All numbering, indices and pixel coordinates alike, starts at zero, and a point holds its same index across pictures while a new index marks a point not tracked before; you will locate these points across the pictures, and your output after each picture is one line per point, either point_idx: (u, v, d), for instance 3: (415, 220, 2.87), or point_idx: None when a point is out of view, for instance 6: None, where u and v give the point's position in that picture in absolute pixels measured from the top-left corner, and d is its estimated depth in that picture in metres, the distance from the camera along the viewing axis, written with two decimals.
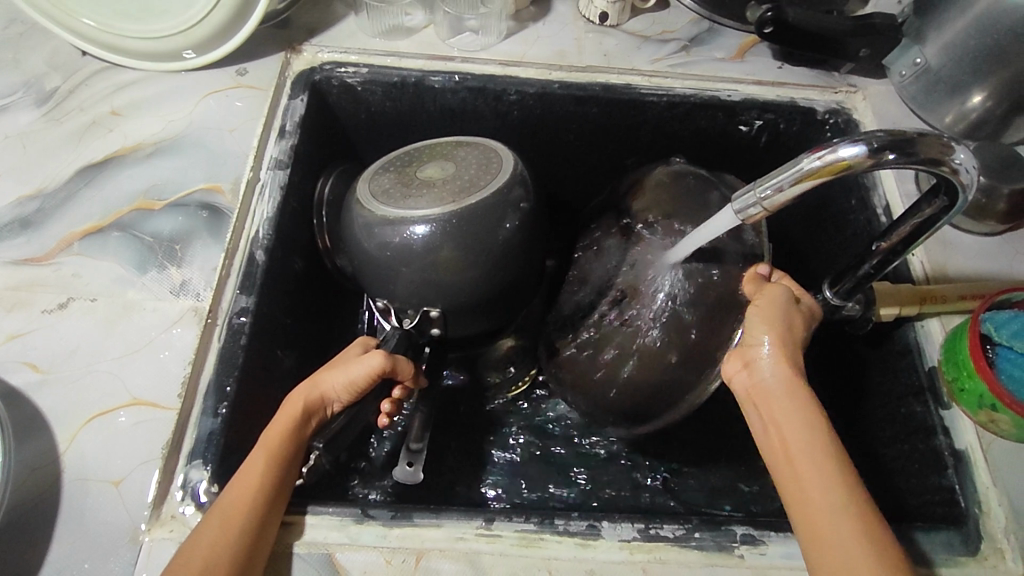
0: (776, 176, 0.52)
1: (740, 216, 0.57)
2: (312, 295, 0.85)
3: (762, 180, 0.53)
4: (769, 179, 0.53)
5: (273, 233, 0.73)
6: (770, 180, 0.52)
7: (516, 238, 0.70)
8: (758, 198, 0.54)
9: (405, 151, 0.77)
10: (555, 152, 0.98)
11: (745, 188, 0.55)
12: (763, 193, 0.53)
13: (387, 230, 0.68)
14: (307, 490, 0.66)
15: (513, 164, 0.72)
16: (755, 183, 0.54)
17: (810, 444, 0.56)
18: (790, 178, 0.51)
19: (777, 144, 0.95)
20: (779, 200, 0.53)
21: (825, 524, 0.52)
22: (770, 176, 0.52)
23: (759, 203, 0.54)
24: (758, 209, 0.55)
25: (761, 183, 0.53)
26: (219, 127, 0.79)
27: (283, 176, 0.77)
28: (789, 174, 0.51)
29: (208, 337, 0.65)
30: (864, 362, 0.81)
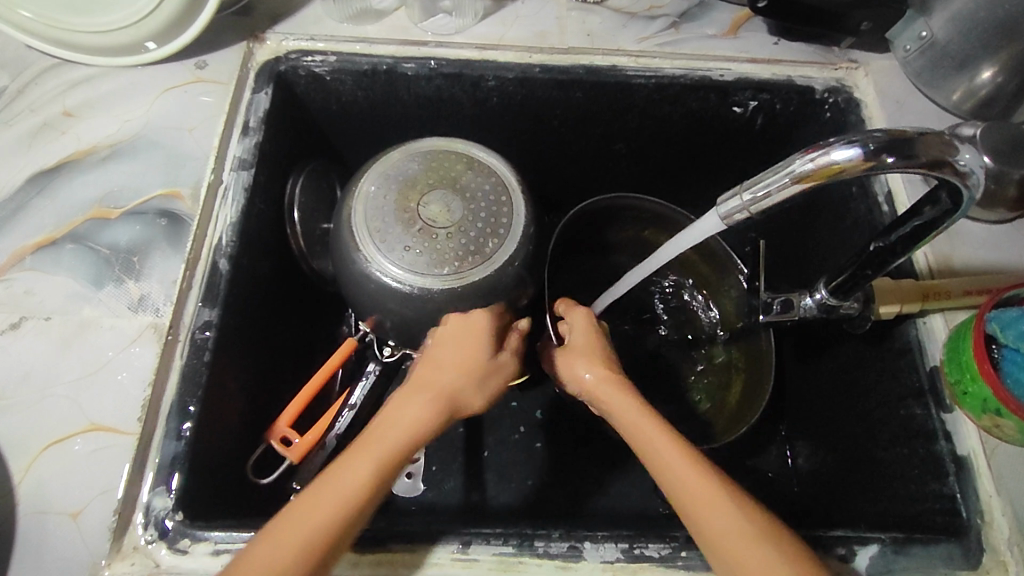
0: (762, 180, 0.48)
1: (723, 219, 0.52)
2: (283, 299, 0.81)
3: (746, 185, 0.49)
4: (755, 183, 0.48)
5: (237, 240, 0.70)
6: (755, 185, 0.48)
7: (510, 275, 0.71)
8: (743, 204, 0.50)
9: (401, 161, 0.75)
10: (537, 139, 0.93)
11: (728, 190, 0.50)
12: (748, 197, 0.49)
13: (378, 264, 0.69)
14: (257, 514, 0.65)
15: (519, 221, 0.74)
16: (740, 187, 0.50)
17: (663, 449, 0.55)
18: (777, 184, 0.47)
19: (772, 126, 0.90)
20: (766, 205, 0.48)
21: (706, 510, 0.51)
22: (756, 181, 0.48)
23: (746, 208, 0.50)
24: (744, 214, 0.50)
25: (744, 187, 0.49)
26: (178, 126, 0.75)
27: (247, 177, 0.74)
28: (777, 179, 0.46)
29: (168, 353, 0.63)
30: (862, 360, 0.77)
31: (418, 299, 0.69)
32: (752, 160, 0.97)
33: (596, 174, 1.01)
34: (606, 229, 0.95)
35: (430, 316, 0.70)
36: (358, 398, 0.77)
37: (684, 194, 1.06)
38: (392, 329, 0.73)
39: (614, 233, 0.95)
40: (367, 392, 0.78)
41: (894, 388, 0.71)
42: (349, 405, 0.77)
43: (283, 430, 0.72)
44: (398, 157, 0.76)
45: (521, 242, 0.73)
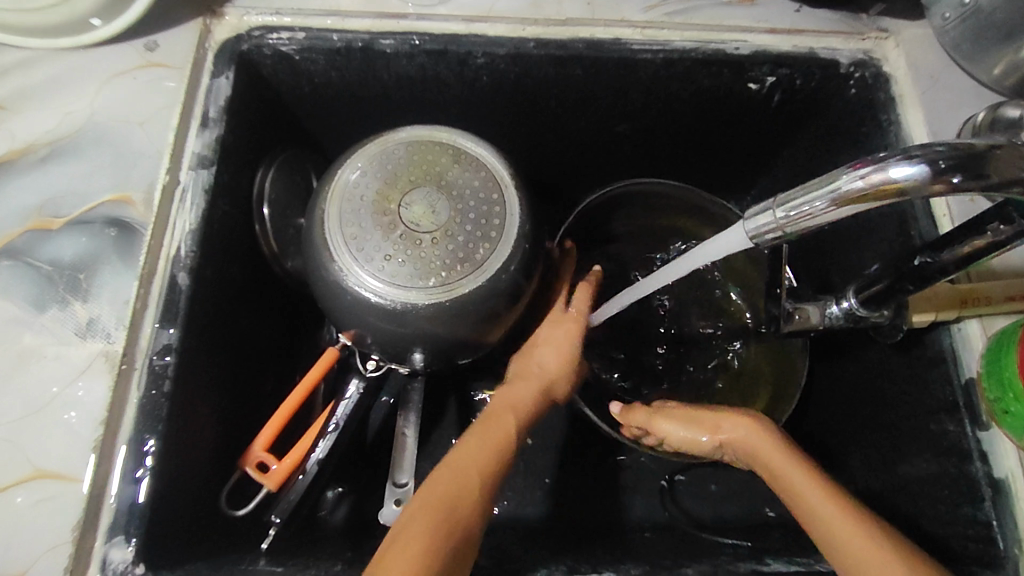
0: (799, 199, 0.41)
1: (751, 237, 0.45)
2: (257, 308, 0.75)
3: (779, 203, 0.42)
4: (790, 201, 0.41)
5: (197, 249, 0.63)
6: (790, 204, 0.41)
7: (505, 282, 0.64)
8: (776, 224, 0.43)
9: (380, 155, 0.67)
10: (532, 121, 0.85)
11: (756, 208, 0.43)
12: (782, 217, 0.42)
13: (356, 275, 0.62)
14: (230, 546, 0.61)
15: (513, 221, 0.66)
16: (770, 204, 0.43)
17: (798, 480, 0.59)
18: (820, 204, 0.40)
19: (790, 103, 0.82)
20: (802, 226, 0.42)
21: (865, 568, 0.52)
22: (792, 200, 0.41)
23: (779, 229, 0.43)
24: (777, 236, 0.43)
25: (776, 205, 0.42)
26: (126, 120, 0.66)
27: (207, 177, 0.66)
28: (819, 198, 0.40)
29: (124, 384, 0.56)
30: (890, 367, 0.70)
31: (401, 315, 0.62)
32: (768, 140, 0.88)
33: (597, 158, 0.92)
34: (608, 218, 0.87)
35: (416, 331, 0.64)
36: (340, 419, 0.71)
37: (691, 177, 0.98)
38: (374, 344, 0.67)
39: (617, 221, 0.88)
40: (349, 412, 0.72)
41: (922, 401, 0.66)
42: (332, 425, 0.71)
43: (260, 455, 0.68)
44: (374, 152, 0.68)
45: (516, 245, 0.66)
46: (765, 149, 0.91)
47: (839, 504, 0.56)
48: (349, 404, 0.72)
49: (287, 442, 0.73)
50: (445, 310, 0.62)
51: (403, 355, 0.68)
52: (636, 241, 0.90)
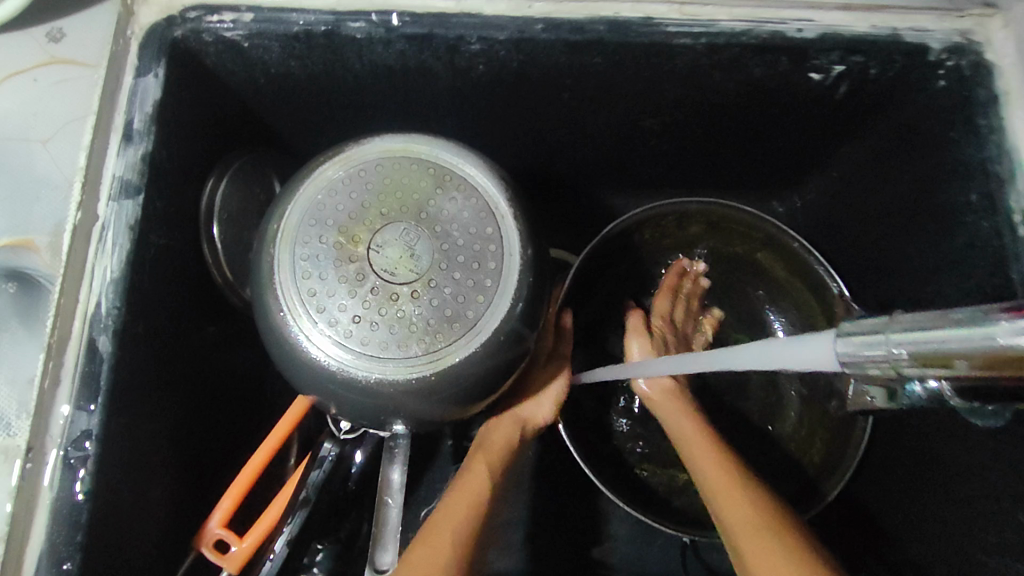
0: (933, 337, 0.30)
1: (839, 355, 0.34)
2: (205, 351, 0.62)
3: (899, 335, 0.31)
4: (919, 338, 0.30)
5: (121, 303, 0.51)
6: (917, 342, 0.30)
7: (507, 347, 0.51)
8: (889, 359, 0.32)
9: (343, 178, 0.52)
10: (542, 116, 0.69)
11: (863, 332, 0.32)
12: (901, 354, 0.31)
13: (318, 343, 0.49)
14: None
15: (518, 263, 0.52)
16: (883, 330, 0.32)
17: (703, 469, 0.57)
18: (963, 354, 0.29)
19: (861, 95, 0.66)
20: (927, 372, 0.31)
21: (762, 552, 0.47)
22: (922, 338, 0.30)
23: (892, 367, 0.32)
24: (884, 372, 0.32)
25: (895, 338, 0.31)
26: (23, 137, 0.54)
27: (131, 209, 0.53)
28: (963, 346, 0.29)
29: (34, 483, 0.47)
30: (957, 432, 0.58)
31: (375, 392, 0.49)
32: (829, 136, 0.72)
33: (620, 155, 0.77)
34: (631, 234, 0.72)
35: (394, 407, 0.50)
36: (311, 488, 0.61)
37: (733, 174, 0.82)
38: (342, 413, 0.53)
39: (642, 233, 0.72)
40: (322, 480, 0.62)
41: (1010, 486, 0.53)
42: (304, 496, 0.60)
43: (218, 533, 0.57)
44: (333, 177, 0.53)
45: (519, 293, 0.51)
46: (825, 145, 0.75)
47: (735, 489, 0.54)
48: (322, 471, 0.63)
49: (253, 507, 0.63)
50: (433, 385, 0.49)
51: (382, 425, 0.54)
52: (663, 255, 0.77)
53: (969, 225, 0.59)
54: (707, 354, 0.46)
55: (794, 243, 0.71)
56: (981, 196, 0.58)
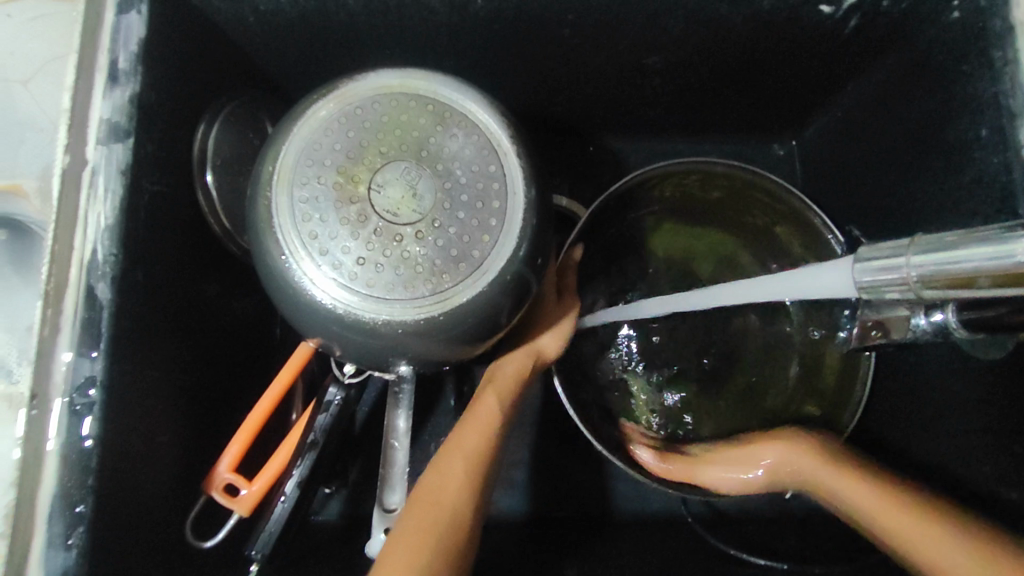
0: (953, 257, 0.30)
1: (861, 275, 0.34)
2: (206, 299, 0.61)
3: (920, 256, 0.31)
4: (938, 260, 0.31)
5: (116, 250, 0.50)
6: (936, 264, 0.31)
7: (512, 286, 0.50)
8: (909, 280, 0.32)
9: (340, 117, 0.51)
10: (541, 56, 0.67)
11: (881, 253, 0.33)
12: (921, 276, 0.32)
13: (321, 285, 0.48)
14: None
15: (521, 201, 0.51)
16: (904, 253, 0.32)
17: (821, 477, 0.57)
18: (985, 273, 0.29)
19: (870, 30, 0.64)
20: (947, 290, 0.32)
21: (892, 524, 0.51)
22: (941, 258, 0.30)
23: (912, 287, 0.33)
24: (903, 292, 0.33)
25: (916, 260, 0.32)
26: (6, 79, 0.59)
27: (122, 153, 0.51)
28: (985, 266, 0.29)
29: (40, 428, 0.47)
30: (953, 366, 0.57)
31: (382, 333, 0.49)
32: (836, 73, 0.71)
33: (623, 96, 0.74)
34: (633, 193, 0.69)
35: (400, 348, 0.50)
36: (319, 432, 0.60)
37: (739, 115, 0.80)
38: (347, 356, 0.53)
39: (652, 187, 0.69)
40: (330, 424, 0.61)
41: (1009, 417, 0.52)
42: (309, 440, 0.59)
43: (228, 478, 0.57)
44: (329, 117, 0.51)
45: (523, 232, 0.50)
46: (832, 84, 0.73)
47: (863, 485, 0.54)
48: (329, 415, 0.61)
49: (259, 452, 0.63)
50: (440, 325, 0.49)
51: (387, 366, 0.53)
52: (664, 215, 0.73)
53: (977, 161, 0.58)
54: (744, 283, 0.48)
55: (814, 219, 0.67)
56: (992, 130, 0.56)
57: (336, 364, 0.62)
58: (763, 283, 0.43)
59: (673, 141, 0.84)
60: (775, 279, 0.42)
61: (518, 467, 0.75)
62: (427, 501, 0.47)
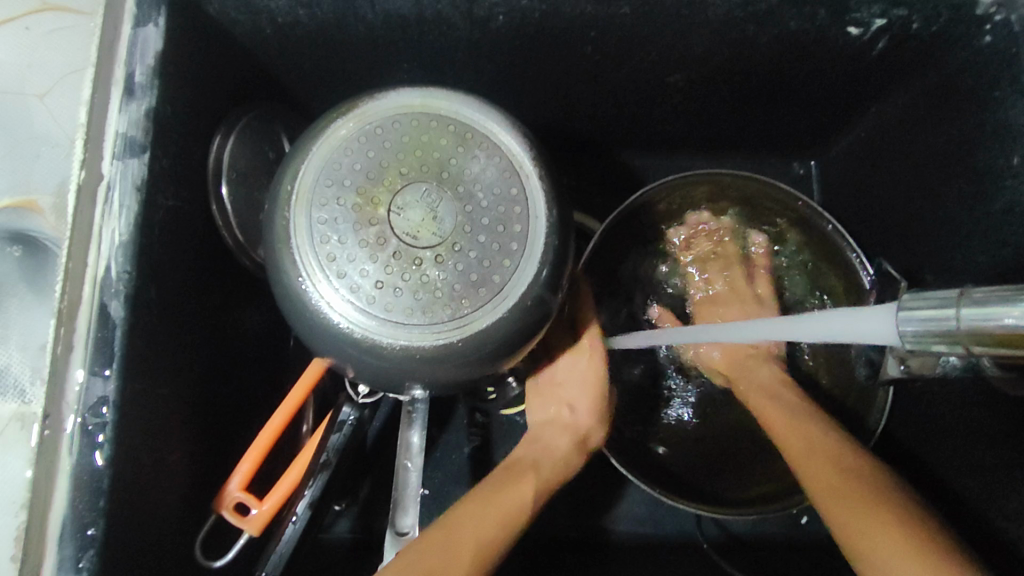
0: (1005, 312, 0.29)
1: (906, 328, 0.33)
2: (219, 312, 0.61)
3: (967, 310, 0.30)
4: (988, 314, 0.29)
5: (130, 268, 0.49)
6: (984, 318, 0.29)
7: (531, 313, 0.49)
8: (956, 334, 0.31)
9: (359, 137, 0.50)
10: (562, 71, 0.66)
11: (926, 305, 0.31)
12: (969, 329, 0.30)
13: (339, 308, 0.47)
14: None
15: (543, 224, 0.50)
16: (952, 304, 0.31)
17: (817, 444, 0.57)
18: None
19: (898, 52, 0.62)
20: (998, 347, 0.30)
21: (840, 488, 0.52)
22: (989, 313, 0.29)
23: (961, 341, 0.31)
24: (950, 346, 0.32)
25: (964, 312, 0.30)
26: (23, 91, 0.59)
27: (137, 168, 0.50)
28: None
29: (52, 447, 0.46)
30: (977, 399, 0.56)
31: (399, 357, 0.48)
32: (861, 93, 0.69)
33: (644, 112, 0.73)
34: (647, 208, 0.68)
35: (417, 373, 0.49)
36: (331, 452, 0.59)
37: (760, 133, 0.78)
38: (361, 378, 0.52)
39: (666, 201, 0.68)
40: (343, 443, 0.60)
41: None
42: (321, 459, 0.59)
43: (238, 497, 0.57)
44: (348, 135, 0.50)
45: (544, 257, 0.49)
46: (856, 104, 0.72)
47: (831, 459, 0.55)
48: (342, 434, 0.61)
49: (271, 469, 0.63)
50: (458, 351, 0.48)
51: (402, 389, 0.52)
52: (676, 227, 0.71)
53: (1009, 190, 0.56)
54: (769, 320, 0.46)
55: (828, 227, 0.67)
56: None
57: (349, 381, 0.61)
58: (805, 323, 0.41)
59: (692, 157, 0.83)
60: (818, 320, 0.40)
61: None
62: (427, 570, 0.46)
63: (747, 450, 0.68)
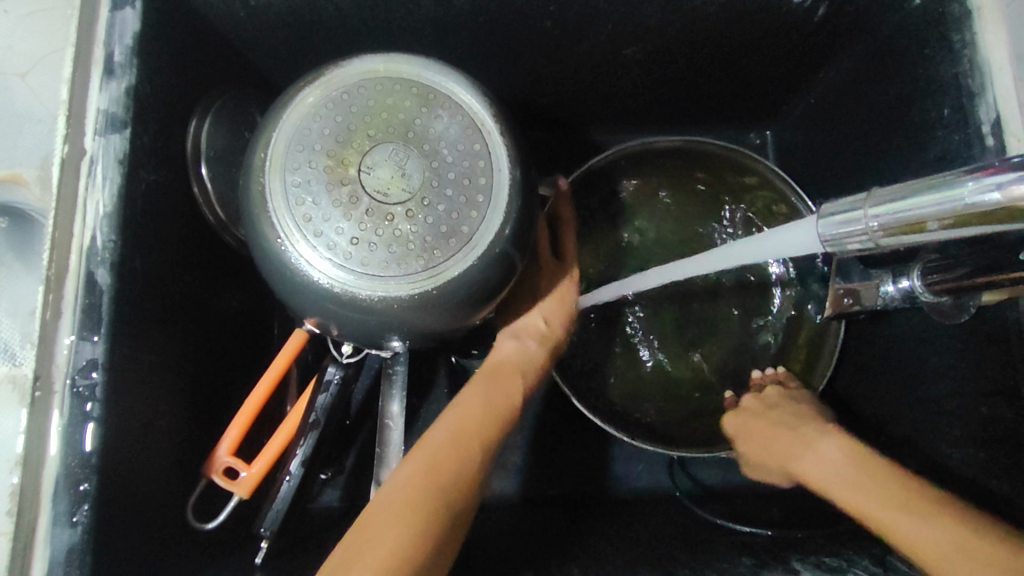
0: (907, 206, 0.33)
1: (830, 233, 0.38)
2: (201, 283, 0.63)
3: (877, 208, 0.34)
4: (894, 210, 0.34)
5: (113, 236, 0.51)
6: (890, 214, 0.34)
7: (500, 263, 0.52)
8: (870, 230, 0.36)
9: (326, 103, 0.52)
10: (526, 47, 0.69)
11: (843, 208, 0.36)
12: (880, 224, 0.35)
13: (318, 265, 0.50)
14: (183, 563, 0.54)
15: (506, 175, 0.53)
16: (861, 208, 0.36)
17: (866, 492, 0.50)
18: (933, 217, 0.32)
19: (837, 20, 0.67)
20: (904, 236, 0.34)
21: (921, 540, 0.45)
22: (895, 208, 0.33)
23: (874, 237, 0.36)
24: (866, 242, 0.37)
25: (875, 210, 0.35)
26: (6, 72, 0.61)
27: (119, 142, 0.53)
28: (933, 211, 0.32)
29: (45, 409, 0.48)
30: (929, 335, 0.60)
31: (377, 309, 0.50)
32: (807, 60, 0.73)
33: (606, 86, 0.77)
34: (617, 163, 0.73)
35: (396, 323, 0.51)
36: (320, 411, 0.61)
37: (717, 105, 0.82)
38: (343, 335, 0.55)
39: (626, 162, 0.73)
40: (329, 403, 0.62)
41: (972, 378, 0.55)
42: (310, 420, 0.61)
43: (228, 461, 0.59)
44: (316, 103, 0.53)
45: (510, 211, 0.52)
46: (804, 72, 0.76)
47: (887, 483, 0.50)
48: (329, 395, 0.63)
49: (256, 436, 0.65)
50: (433, 299, 0.50)
51: (381, 343, 0.55)
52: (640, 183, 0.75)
53: (941, 140, 0.60)
54: (737, 245, 0.49)
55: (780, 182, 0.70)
56: (953, 110, 0.59)
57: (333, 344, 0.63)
58: (742, 246, 0.48)
59: (655, 131, 0.87)
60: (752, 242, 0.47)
61: (516, 452, 0.77)
62: (419, 483, 0.45)
63: (708, 393, 0.71)
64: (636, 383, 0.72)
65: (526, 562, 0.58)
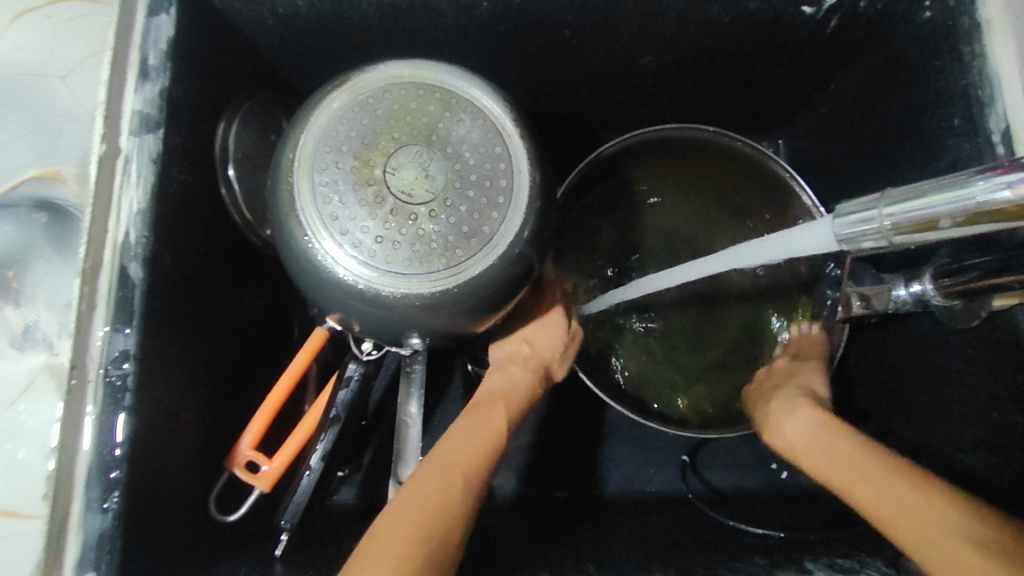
0: (920, 204, 0.35)
1: (844, 230, 0.39)
2: (225, 280, 0.64)
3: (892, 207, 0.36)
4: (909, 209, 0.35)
5: (146, 232, 0.53)
6: (904, 212, 0.35)
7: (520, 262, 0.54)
8: (883, 228, 0.37)
9: (353, 107, 0.54)
10: (543, 55, 0.71)
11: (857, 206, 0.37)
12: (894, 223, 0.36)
13: (343, 263, 0.51)
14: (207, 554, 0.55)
15: (525, 177, 0.54)
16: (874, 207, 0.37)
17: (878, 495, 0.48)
18: (947, 215, 0.34)
19: (850, 31, 0.68)
20: (917, 234, 0.36)
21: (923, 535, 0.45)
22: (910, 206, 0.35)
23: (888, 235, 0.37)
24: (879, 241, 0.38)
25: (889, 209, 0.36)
26: (46, 75, 0.64)
27: (153, 142, 0.55)
28: (946, 209, 0.34)
29: (78, 398, 0.50)
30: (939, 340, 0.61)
31: (399, 306, 0.52)
32: (819, 70, 0.75)
33: (620, 93, 0.78)
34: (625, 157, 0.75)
35: (417, 320, 0.53)
36: (340, 408, 0.63)
37: (730, 114, 0.84)
38: (365, 331, 0.56)
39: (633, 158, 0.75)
40: (350, 399, 0.64)
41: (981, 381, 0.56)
42: (331, 416, 0.62)
43: (250, 456, 0.60)
44: (342, 106, 0.54)
45: (529, 213, 0.54)
46: (816, 82, 0.77)
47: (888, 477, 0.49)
48: (350, 391, 0.64)
49: (277, 432, 0.66)
50: (454, 297, 0.52)
51: (402, 339, 0.56)
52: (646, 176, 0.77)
53: (952, 148, 0.61)
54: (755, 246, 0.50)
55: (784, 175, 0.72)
56: (964, 119, 0.60)
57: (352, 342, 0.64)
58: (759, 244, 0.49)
59: None
60: (773, 239, 0.47)
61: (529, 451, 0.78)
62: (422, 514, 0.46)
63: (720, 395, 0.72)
64: (649, 386, 0.73)
65: (542, 558, 0.58)
